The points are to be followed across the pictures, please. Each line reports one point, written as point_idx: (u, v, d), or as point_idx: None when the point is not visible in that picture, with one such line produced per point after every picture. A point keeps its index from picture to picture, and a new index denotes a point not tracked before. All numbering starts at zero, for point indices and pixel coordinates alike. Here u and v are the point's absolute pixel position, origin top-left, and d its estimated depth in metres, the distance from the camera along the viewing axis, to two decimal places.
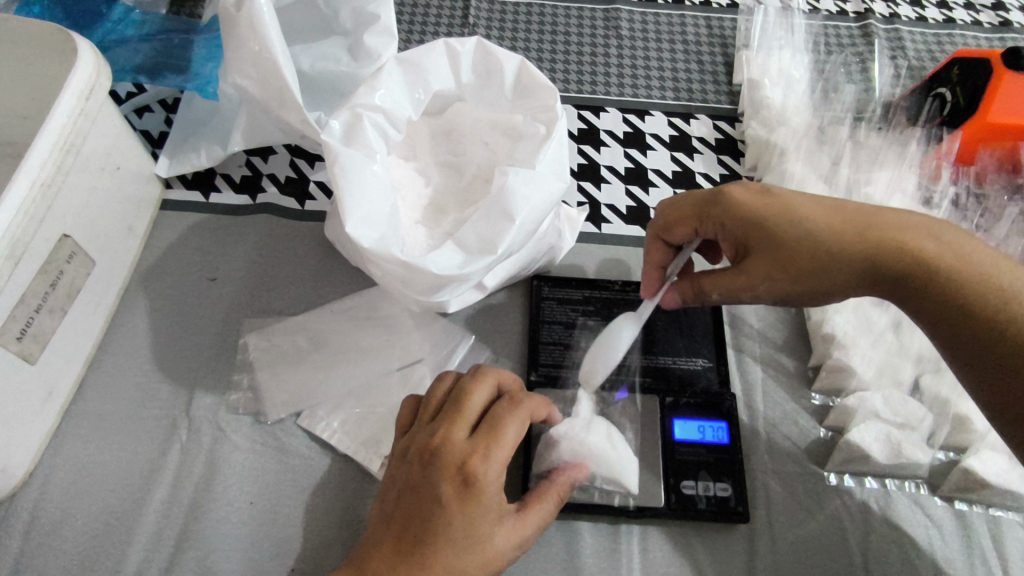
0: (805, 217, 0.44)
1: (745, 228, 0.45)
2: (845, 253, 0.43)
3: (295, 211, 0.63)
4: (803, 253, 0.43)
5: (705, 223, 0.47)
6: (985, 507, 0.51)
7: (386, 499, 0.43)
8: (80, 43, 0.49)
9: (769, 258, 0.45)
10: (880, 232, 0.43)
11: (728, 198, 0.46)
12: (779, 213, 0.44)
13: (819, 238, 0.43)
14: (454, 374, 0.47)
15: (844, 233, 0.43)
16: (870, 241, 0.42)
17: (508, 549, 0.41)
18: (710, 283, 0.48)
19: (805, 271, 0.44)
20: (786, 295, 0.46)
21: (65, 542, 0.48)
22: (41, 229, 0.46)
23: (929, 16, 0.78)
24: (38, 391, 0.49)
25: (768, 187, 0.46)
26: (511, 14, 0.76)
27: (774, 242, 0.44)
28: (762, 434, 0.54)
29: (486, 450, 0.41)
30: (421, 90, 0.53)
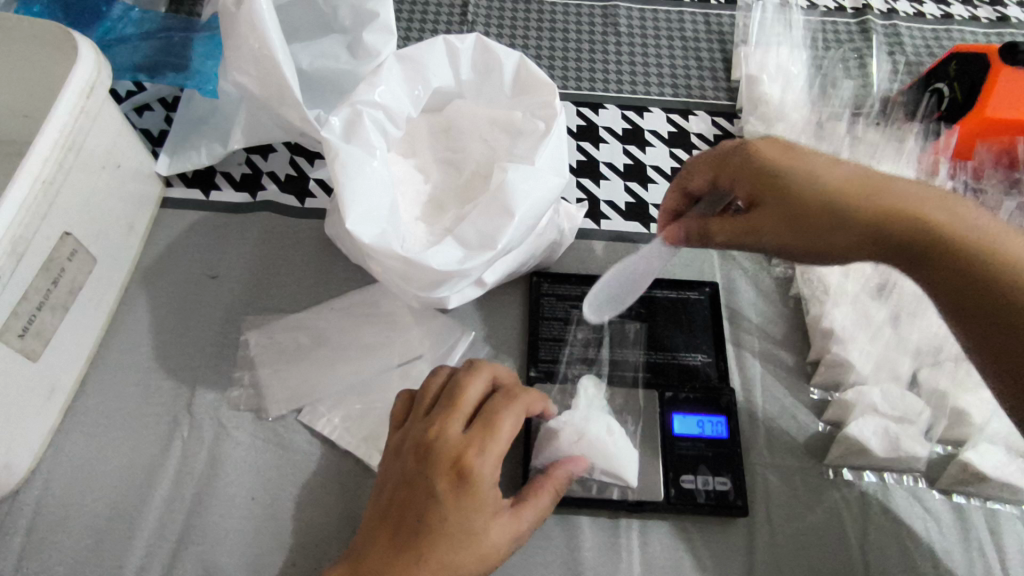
0: (819, 172, 0.44)
1: (758, 180, 0.45)
2: (856, 208, 0.42)
3: (295, 208, 0.63)
4: (812, 204, 0.43)
5: (722, 174, 0.48)
6: (983, 501, 0.51)
7: (382, 493, 0.43)
8: (80, 41, 0.49)
9: (779, 208, 0.45)
10: (895, 192, 0.42)
11: (747, 150, 0.46)
12: (798, 164, 0.44)
13: (831, 190, 0.43)
14: (449, 368, 0.47)
15: (856, 187, 0.43)
16: (884, 198, 0.42)
17: (503, 544, 0.42)
18: (716, 230, 0.48)
19: (813, 225, 0.44)
20: (792, 249, 0.46)
21: (68, 539, 0.48)
22: (43, 227, 0.47)
23: (927, 11, 0.78)
24: (41, 388, 0.49)
25: (790, 144, 0.46)
26: (510, 11, 0.76)
27: (786, 193, 0.44)
28: (761, 428, 0.54)
29: (481, 443, 0.41)
30: (420, 87, 0.53)
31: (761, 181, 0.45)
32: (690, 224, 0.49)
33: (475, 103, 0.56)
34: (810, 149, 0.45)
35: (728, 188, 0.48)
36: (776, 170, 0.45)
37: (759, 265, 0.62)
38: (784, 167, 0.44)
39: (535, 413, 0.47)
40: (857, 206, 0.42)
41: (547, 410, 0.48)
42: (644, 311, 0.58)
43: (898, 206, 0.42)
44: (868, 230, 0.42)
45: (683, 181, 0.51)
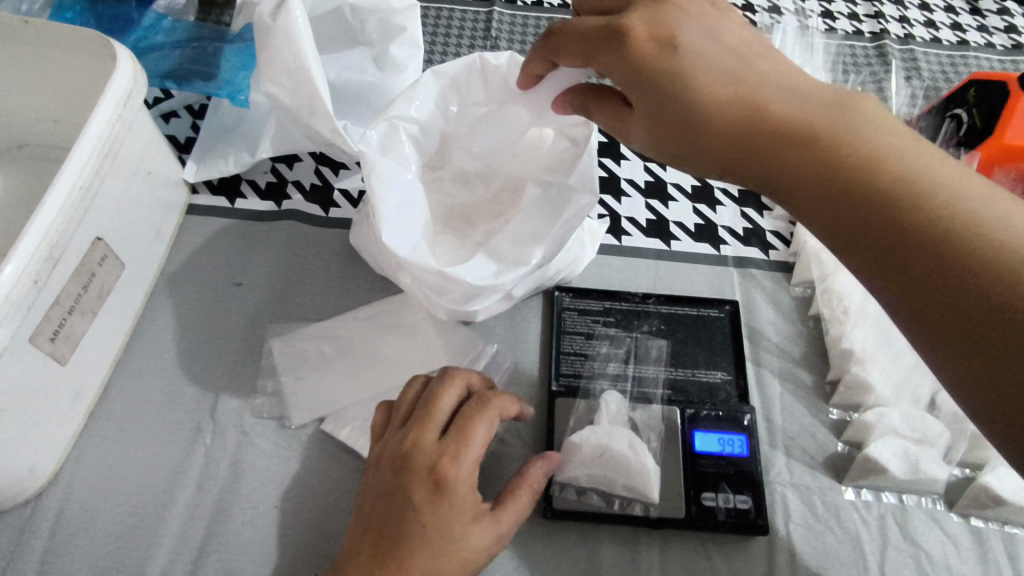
0: (694, 76, 0.39)
1: (632, 77, 0.40)
2: (712, 133, 0.39)
3: (319, 217, 0.63)
4: (680, 116, 0.40)
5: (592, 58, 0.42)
6: (1002, 525, 0.52)
7: (363, 506, 0.44)
8: (119, 51, 0.50)
9: (647, 111, 0.41)
10: (758, 98, 0.39)
11: (627, 34, 0.40)
12: (643, 43, 0.40)
13: (693, 99, 0.39)
14: (422, 379, 0.49)
15: (723, 112, 0.39)
16: (769, 102, 0.39)
17: (485, 547, 0.42)
18: (598, 115, 0.45)
19: (679, 143, 0.41)
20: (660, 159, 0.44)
21: (90, 542, 0.48)
22: (78, 232, 0.47)
23: (943, 37, 0.79)
24: (67, 392, 0.50)
25: (670, 33, 0.40)
26: (533, 27, 0.77)
27: (640, 98, 0.41)
28: (780, 447, 0.54)
29: (456, 450, 0.43)
30: (455, 106, 0.54)
31: (623, 78, 0.41)
32: (577, 105, 0.46)
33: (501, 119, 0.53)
34: (671, 35, 0.40)
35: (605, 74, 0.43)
36: (633, 60, 0.40)
37: (778, 284, 0.62)
38: (633, 55, 0.40)
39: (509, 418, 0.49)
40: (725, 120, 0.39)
41: (522, 414, 0.49)
42: (665, 328, 0.58)
43: (765, 126, 0.38)
44: (729, 159, 0.40)
45: (549, 54, 0.44)
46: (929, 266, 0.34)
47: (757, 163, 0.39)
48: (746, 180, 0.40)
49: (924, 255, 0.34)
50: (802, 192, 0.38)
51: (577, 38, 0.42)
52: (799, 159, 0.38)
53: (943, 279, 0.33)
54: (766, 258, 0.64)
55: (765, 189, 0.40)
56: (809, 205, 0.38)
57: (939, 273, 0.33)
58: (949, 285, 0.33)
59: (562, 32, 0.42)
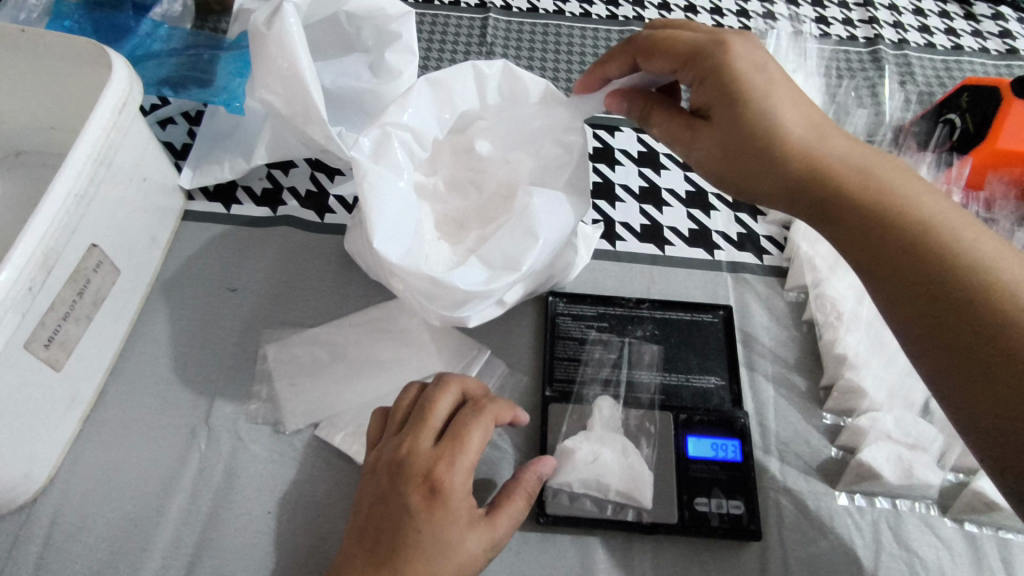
0: (778, 100, 0.44)
1: (721, 88, 0.45)
2: (788, 151, 0.44)
3: (314, 223, 0.64)
4: (760, 132, 0.44)
5: (686, 67, 0.46)
6: (997, 529, 0.52)
7: (360, 511, 0.44)
8: (114, 57, 0.50)
9: (725, 125, 0.45)
10: (825, 132, 0.45)
11: (725, 52, 0.45)
12: (743, 64, 0.45)
13: (777, 121, 0.44)
14: (418, 385, 0.49)
15: (798, 136, 0.44)
16: (831, 137, 0.45)
17: (481, 553, 0.42)
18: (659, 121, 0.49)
19: (750, 157, 0.45)
20: (716, 174, 0.48)
21: (85, 548, 0.48)
22: (73, 238, 0.47)
23: (937, 42, 0.79)
24: (63, 397, 0.50)
25: (764, 62, 0.45)
26: (528, 34, 0.78)
27: (724, 112, 0.45)
28: (773, 452, 0.54)
29: (451, 455, 0.43)
30: (449, 114, 0.54)
31: (714, 90, 0.45)
32: (640, 105, 0.49)
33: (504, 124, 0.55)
34: (763, 63, 0.45)
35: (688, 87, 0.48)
36: (731, 75, 0.44)
37: (772, 289, 0.62)
38: (732, 70, 0.44)
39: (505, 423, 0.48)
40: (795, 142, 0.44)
41: (517, 418, 0.49)
42: (658, 333, 0.58)
43: (828, 155, 0.44)
44: (794, 177, 0.44)
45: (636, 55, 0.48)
46: (944, 293, 0.39)
47: (820, 183, 0.44)
48: (801, 199, 0.45)
49: (938, 285, 0.40)
50: (852, 213, 0.43)
51: (675, 49, 0.46)
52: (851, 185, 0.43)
53: (955, 308, 0.39)
54: (760, 263, 0.64)
55: (816, 210, 0.45)
56: (857, 226, 0.43)
57: (946, 301, 0.39)
58: (960, 315, 0.39)
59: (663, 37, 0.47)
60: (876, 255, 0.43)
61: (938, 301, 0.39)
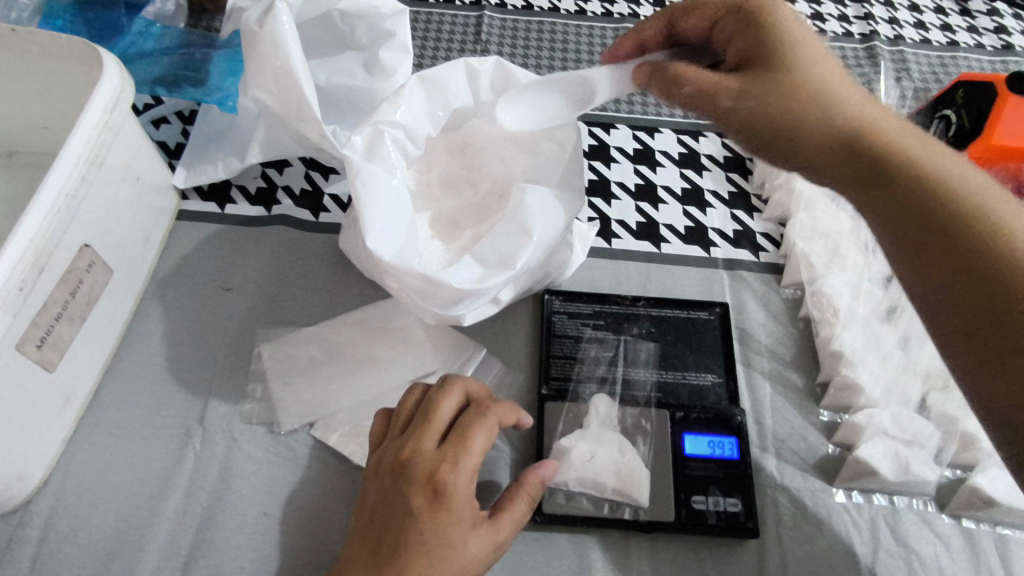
0: (819, 60, 0.44)
1: (764, 37, 0.44)
2: (835, 101, 0.42)
3: (309, 222, 0.63)
4: (802, 80, 0.43)
5: (732, 22, 0.46)
6: (994, 525, 0.51)
7: (362, 513, 0.44)
8: (105, 57, 0.50)
9: (762, 71, 0.43)
10: (866, 100, 0.43)
11: (774, 11, 0.45)
12: (787, 20, 0.45)
13: (818, 74, 0.43)
14: (422, 386, 0.48)
15: (841, 91, 0.43)
16: (870, 105, 0.43)
17: (484, 556, 0.42)
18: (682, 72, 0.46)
19: (796, 101, 0.42)
20: (755, 124, 0.43)
21: (79, 550, 0.48)
22: (65, 238, 0.47)
23: (933, 38, 0.79)
24: (56, 398, 0.49)
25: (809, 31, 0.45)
26: (523, 31, 0.77)
27: (767, 57, 0.44)
28: (770, 449, 0.54)
29: (455, 457, 0.43)
30: (441, 111, 0.54)
31: (757, 39, 0.44)
32: (665, 70, 0.45)
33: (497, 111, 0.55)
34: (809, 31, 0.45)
35: (722, 48, 0.48)
36: (776, 29, 0.44)
37: (768, 286, 0.62)
38: (777, 24, 0.44)
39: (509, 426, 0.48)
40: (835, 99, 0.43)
41: (521, 421, 0.49)
42: (655, 330, 0.58)
43: (874, 116, 0.42)
44: (838, 126, 0.42)
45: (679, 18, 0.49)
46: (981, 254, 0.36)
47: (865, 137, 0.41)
48: (844, 154, 0.42)
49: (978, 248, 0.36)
50: (897, 174, 0.40)
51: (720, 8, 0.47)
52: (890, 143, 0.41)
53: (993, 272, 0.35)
54: (756, 260, 0.64)
55: (859, 168, 0.41)
56: (904, 188, 0.39)
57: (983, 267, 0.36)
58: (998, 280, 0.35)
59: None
60: (921, 222, 0.38)
61: (975, 265, 0.36)
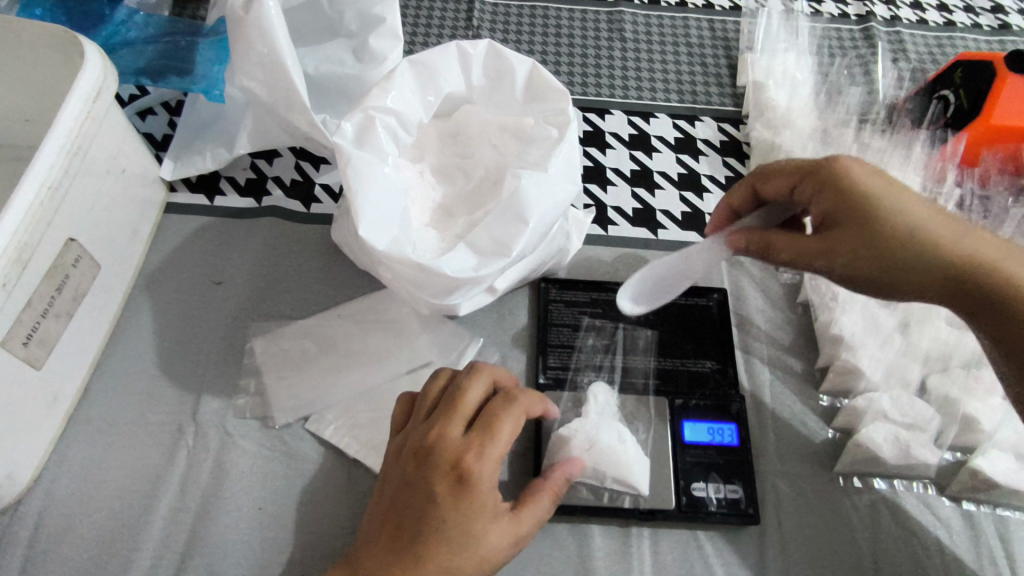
0: (907, 206, 0.43)
1: (840, 198, 0.44)
2: (933, 243, 0.42)
3: (300, 213, 0.62)
4: (895, 234, 0.43)
5: (805, 180, 0.46)
6: (993, 507, 0.51)
7: (381, 497, 0.43)
8: (86, 46, 0.49)
9: (859, 233, 0.43)
10: (965, 233, 0.43)
11: (840, 163, 0.45)
12: (869, 178, 0.44)
13: (914, 225, 0.43)
14: (449, 370, 0.47)
15: (938, 232, 0.43)
16: (978, 237, 0.43)
17: (504, 548, 0.41)
18: (779, 241, 0.45)
19: (891, 255, 0.43)
20: (858, 278, 0.44)
21: (72, 549, 0.47)
22: (48, 233, 0.46)
23: (930, 18, 0.78)
24: (44, 396, 0.48)
25: (880, 170, 0.45)
26: (515, 17, 0.76)
27: (857, 217, 0.43)
28: (770, 435, 0.54)
29: (481, 446, 0.41)
30: (433, 95, 0.53)
31: (835, 200, 0.44)
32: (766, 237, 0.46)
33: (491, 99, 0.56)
34: (883, 172, 0.45)
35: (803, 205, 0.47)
36: (856, 188, 0.44)
37: (767, 271, 0.62)
38: (849, 182, 0.44)
39: (536, 416, 0.47)
40: (933, 244, 0.42)
41: (548, 411, 0.48)
42: (653, 317, 0.57)
43: (968, 243, 0.42)
44: (942, 270, 0.42)
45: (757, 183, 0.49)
46: None
47: (970, 272, 0.42)
48: (948, 292, 0.43)
49: None
50: (1007, 307, 0.41)
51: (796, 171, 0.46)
52: (990, 288, 0.41)
53: None
54: None
55: (970, 305, 0.42)
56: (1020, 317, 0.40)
57: None
58: None
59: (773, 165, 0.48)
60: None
61: None
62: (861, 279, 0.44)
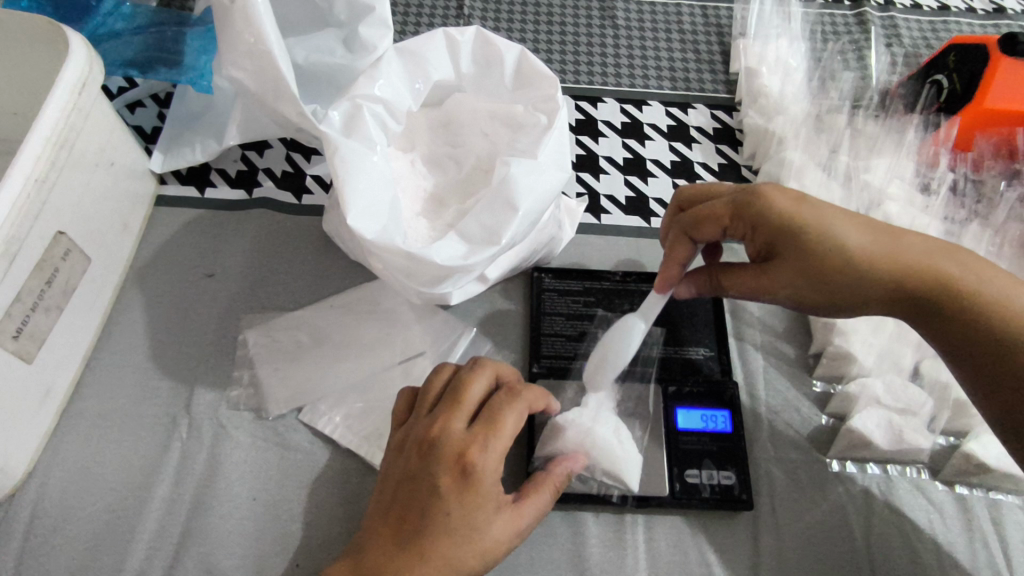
0: (838, 231, 0.43)
1: (773, 235, 0.45)
2: (870, 262, 0.43)
3: (291, 205, 0.62)
4: (831, 263, 0.43)
5: (735, 219, 0.46)
6: (986, 491, 0.52)
7: (384, 489, 0.43)
8: (71, 37, 0.48)
9: (797, 267, 0.44)
10: (897, 248, 0.43)
11: (764, 201, 0.45)
12: (794, 210, 0.44)
13: (847, 251, 0.43)
14: (450, 365, 0.47)
15: (874, 250, 0.43)
16: (909, 248, 0.44)
17: (506, 539, 0.41)
18: (728, 279, 0.48)
19: (831, 282, 0.44)
20: (807, 302, 0.46)
21: (66, 542, 0.47)
22: (35, 226, 0.46)
23: (924, 3, 0.78)
24: (36, 390, 0.48)
25: (804, 196, 0.45)
26: (506, 5, 0.75)
27: (790, 253, 0.44)
28: (763, 421, 0.54)
29: (485, 439, 0.41)
30: (421, 82, 0.53)
31: (767, 237, 0.45)
32: (713, 276, 0.49)
33: (480, 86, 0.55)
34: (806, 200, 0.45)
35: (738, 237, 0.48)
36: (783, 225, 0.44)
37: None
38: (776, 217, 0.44)
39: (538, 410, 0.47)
40: (870, 265, 0.43)
41: (549, 406, 0.48)
42: None
43: (900, 253, 0.43)
44: (883, 287, 0.44)
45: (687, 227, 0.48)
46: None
47: (910, 285, 0.43)
48: (894, 305, 0.44)
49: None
50: (946, 311, 0.43)
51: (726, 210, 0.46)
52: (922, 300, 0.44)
53: None
54: None
55: (914, 311, 0.44)
56: (959, 319, 0.43)
57: None
58: None
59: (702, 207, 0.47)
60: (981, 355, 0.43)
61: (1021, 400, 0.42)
62: (810, 305, 0.46)
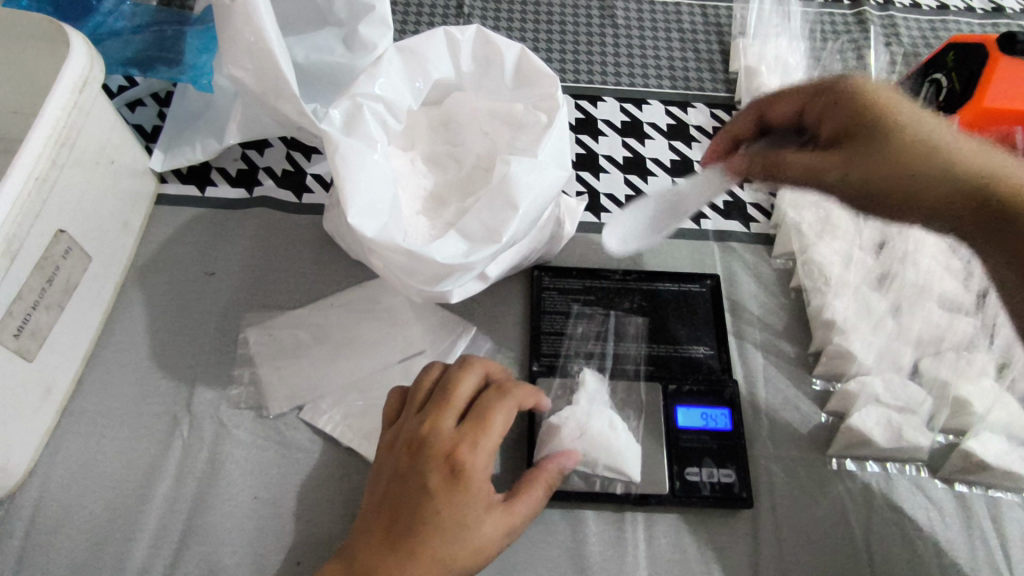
0: (918, 122, 0.43)
1: (851, 111, 0.45)
2: (950, 155, 0.40)
3: (292, 204, 0.62)
4: (903, 143, 0.42)
5: (817, 99, 0.48)
6: (985, 489, 0.52)
7: (376, 489, 0.43)
8: (71, 35, 0.48)
9: (863, 146, 0.43)
10: (982, 153, 0.40)
11: (851, 82, 0.46)
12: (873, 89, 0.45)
13: (924, 137, 0.42)
14: (440, 365, 0.47)
15: (954, 143, 0.41)
16: (999, 155, 0.40)
17: (497, 538, 0.41)
18: (790, 159, 0.46)
19: (899, 164, 0.42)
20: (869, 194, 0.43)
21: (68, 540, 0.47)
22: (36, 224, 0.46)
23: (923, 2, 0.78)
24: (37, 388, 0.48)
25: (899, 93, 0.46)
26: (506, 4, 0.76)
27: (864, 125, 0.44)
28: (763, 420, 0.54)
29: (474, 438, 0.41)
30: (421, 81, 0.53)
31: (847, 114, 0.45)
32: (769, 158, 0.47)
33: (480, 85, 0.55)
34: (897, 95, 0.45)
35: (814, 126, 0.48)
36: (865, 104, 0.44)
37: (760, 257, 0.62)
38: (861, 93, 0.45)
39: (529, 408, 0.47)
40: (943, 156, 0.41)
41: (541, 404, 0.48)
42: (646, 305, 0.57)
43: (989, 158, 0.40)
44: (958, 185, 0.39)
45: (765, 107, 0.51)
46: None
47: (990, 188, 0.38)
48: (968, 215, 0.39)
49: None
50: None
51: (810, 91, 0.48)
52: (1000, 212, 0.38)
53: None
54: (747, 231, 0.63)
55: (989, 229, 0.39)
56: None
57: None
58: None
59: (786, 89, 0.50)
60: None
61: None
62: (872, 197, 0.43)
